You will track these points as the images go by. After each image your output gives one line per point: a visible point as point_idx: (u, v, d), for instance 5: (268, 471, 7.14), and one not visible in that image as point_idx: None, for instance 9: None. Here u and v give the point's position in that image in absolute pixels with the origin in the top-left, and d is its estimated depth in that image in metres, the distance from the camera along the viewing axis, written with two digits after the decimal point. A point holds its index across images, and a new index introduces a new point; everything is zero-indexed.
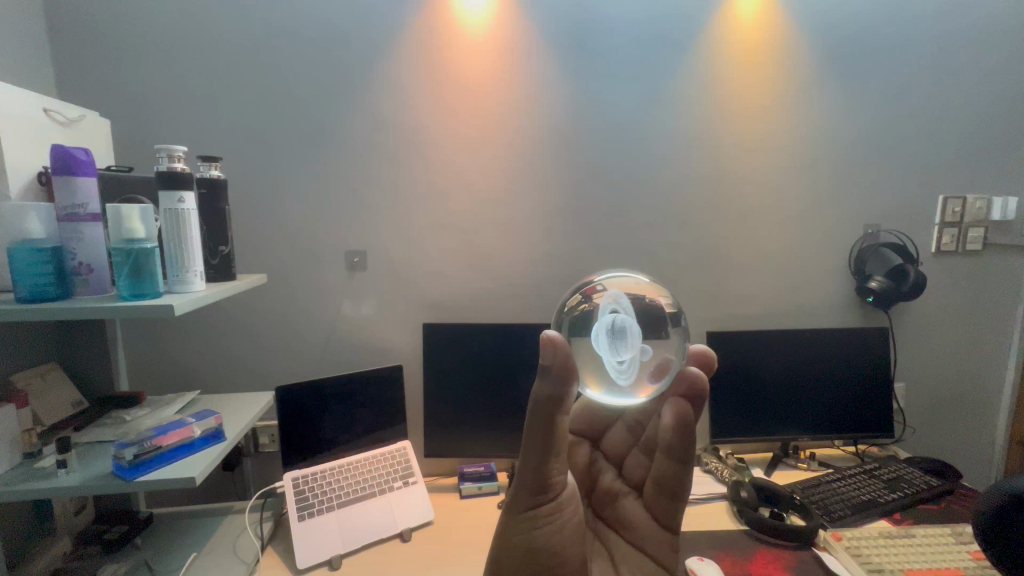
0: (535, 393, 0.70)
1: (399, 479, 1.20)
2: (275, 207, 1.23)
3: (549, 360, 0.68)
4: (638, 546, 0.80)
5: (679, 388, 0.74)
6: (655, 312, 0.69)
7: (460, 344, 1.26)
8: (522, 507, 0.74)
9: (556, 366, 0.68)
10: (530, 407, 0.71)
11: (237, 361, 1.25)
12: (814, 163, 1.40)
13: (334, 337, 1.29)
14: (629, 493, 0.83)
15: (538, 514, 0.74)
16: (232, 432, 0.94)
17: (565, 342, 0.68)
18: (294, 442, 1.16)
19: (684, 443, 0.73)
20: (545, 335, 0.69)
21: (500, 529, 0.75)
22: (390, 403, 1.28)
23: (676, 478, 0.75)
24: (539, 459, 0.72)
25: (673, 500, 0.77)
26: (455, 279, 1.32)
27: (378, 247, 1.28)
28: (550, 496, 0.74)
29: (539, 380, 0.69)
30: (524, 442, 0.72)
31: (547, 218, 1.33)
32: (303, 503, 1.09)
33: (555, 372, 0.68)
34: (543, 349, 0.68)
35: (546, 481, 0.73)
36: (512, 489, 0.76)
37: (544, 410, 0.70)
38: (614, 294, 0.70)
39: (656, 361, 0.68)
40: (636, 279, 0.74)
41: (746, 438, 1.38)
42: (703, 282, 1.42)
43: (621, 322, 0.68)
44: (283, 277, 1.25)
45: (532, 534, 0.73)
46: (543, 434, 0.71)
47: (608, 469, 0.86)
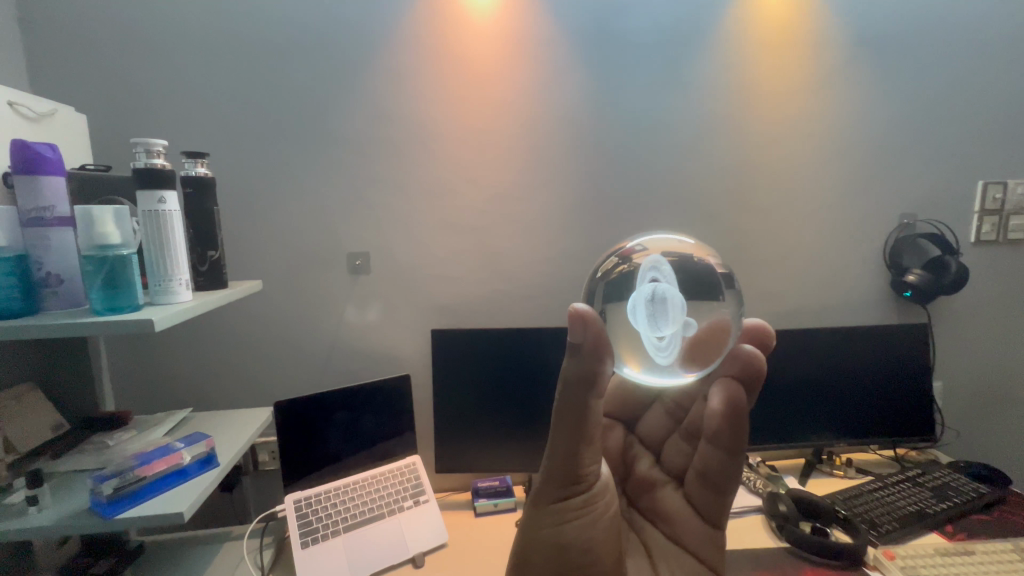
0: (564, 375, 0.63)
1: (409, 498, 1.11)
2: (270, 207, 1.14)
3: (580, 338, 0.60)
4: (677, 540, 0.75)
5: (730, 369, 0.69)
6: (701, 278, 0.60)
7: (472, 350, 1.17)
8: (549, 498, 0.67)
9: (588, 345, 0.60)
10: (559, 386, 0.64)
11: (232, 374, 1.16)
12: (847, 148, 1.31)
13: (337, 346, 1.20)
14: (668, 482, 0.78)
15: (568, 507, 0.67)
16: (226, 456, 0.85)
17: (597, 317, 0.59)
18: (296, 461, 1.07)
19: (732, 432, 0.68)
20: (573, 308, 0.60)
21: (526, 521, 0.69)
22: (398, 416, 1.19)
23: (722, 470, 0.70)
24: (569, 445, 0.65)
25: (717, 494, 0.71)
26: (467, 281, 1.23)
27: (382, 247, 1.19)
28: (584, 488, 0.67)
29: (567, 358, 0.62)
30: (553, 429, 0.65)
31: (562, 213, 1.24)
32: (306, 529, 1.00)
33: (585, 352, 0.60)
34: (571, 326, 0.60)
35: (578, 471, 0.66)
36: (539, 477, 0.69)
37: (574, 391, 0.62)
38: (655, 259, 0.61)
39: (702, 334, 0.58)
40: (681, 240, 0.65)
41: (776, 444, 1.30)
42: None
43: (662, 291, 0.59)
44: (281, 282, 1.16)
45: (561, 528, 0.66)
46: (574, 418, 0.63)
47: (644, 456, 0.81)
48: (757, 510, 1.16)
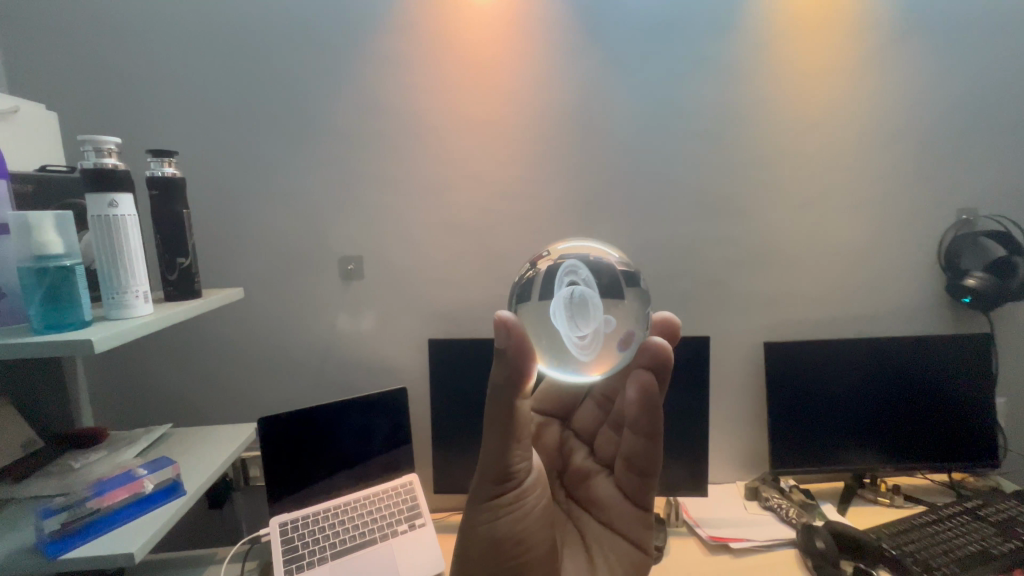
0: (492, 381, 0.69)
1: (404, 521, 1.03)
2: (257, 209, 1.07)
3: (503, 343, 0.65)
4: (608, 525, 0.81)
5: (643, 360, 0.73)
6: (613, 279, 0.68)
7: (473, 362, 1.09)
8: (485, 495, 0.76)
9: (511, 348, 0.64)
10: (488, 395, 0.71)
11: (220, 386, 1.10)
12: (896, 135, 1.17)
13: (330, 356, 1.13)
14: (600, 471, 0.84)
15: (500, 503, 0.76)
16: (197, 480, 0.79)
17: (519, 322, 0.66)
18: (284, 479, 1.01)
19: (647, 419, 0.73)
20: (498, 315, 0.67)
21: (466, 518, 0.78)
22: (393, 431, 1.11)
23: (644, 454, 0.76)
24: (499, 446, 0.73)
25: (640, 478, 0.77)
26: (468, 285, 1.14)
27: (377, 249, 1.11)
28: (514, 484, 0.76)
29: (494, 363, 0.67)
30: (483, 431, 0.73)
31: (572, 211, 1.13)
32: (291, 554, 0.93)
33: (508, 358, 0.66)
34: (496, 334, 0.66)
35: (508, 469, 0.75)
36: (475, 478, 0.78)
37: (500, 396, 0.69)
38: (572, 265, 0.69)
39: (618, 329, 0.66)
40: (593, 245, 0.73)
41: (811, 467, 1.17)
42: (759, 283, 1.19)
43: (580, 294, 0.67)
44: (269, 288, 1.09)
45: (496, 520, 0.75)
46: (501, 422, 0.71)
47: (578, 449, 0.88)
48: (790, 543, 1.04)
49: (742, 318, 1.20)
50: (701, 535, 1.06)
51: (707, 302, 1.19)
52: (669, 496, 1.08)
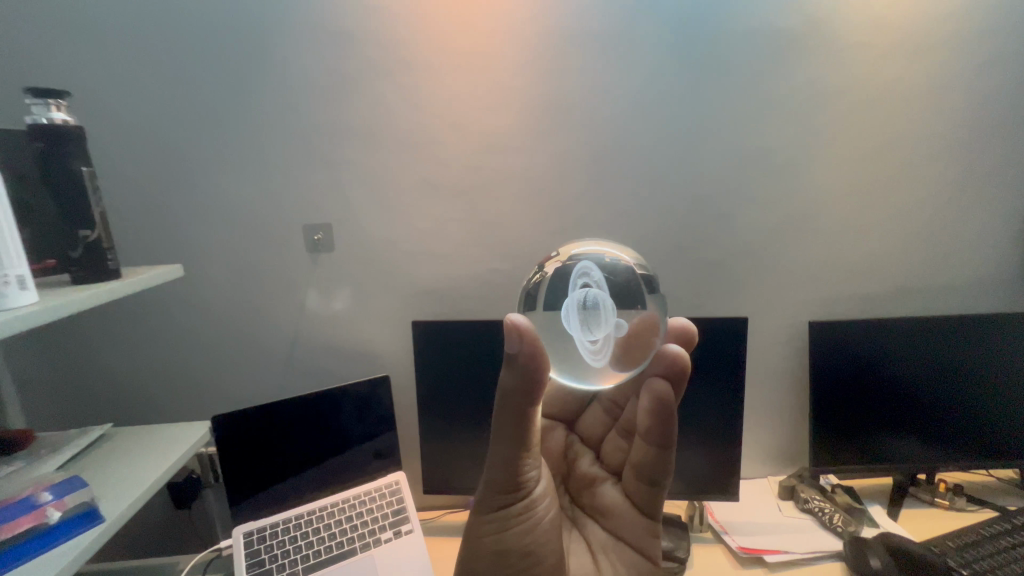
0: (501, 386, 0.56)
1: (389, 528, 0.90)
2: (204, 171, 0.90)
3: (514, 348, 0.53)
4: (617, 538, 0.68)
5: (657, 368, 0.62)
6: (631, 280, 0.56)
7: (463, 347, 0.93)
8: (488, 504, 0.62)
9: (524, 355, 0.53)
10: (498, 396, 0.57)
11: (179, 375, 0.97)
12: (979, 68, 0.95)
13: (299, 340, 0.98)
14: (607, 478, 0.71)
15: (508, 515, 0.62)
16: (128, 494, 0.66)
17: (534, 328, 0.53)
18: (246, 483, 0.89)
19: (662, 429, 0.62)
20: (506, 319, 0.53)
21: (467, 530, 0.64)
22: (376, 424, 0.98)
23: (658, 465, 0.64)
24: (509, 453, 0.59)
25: (655, 489, 0.65)
26: (459, 259, 0.97)
27: (348, 215, 0.94)
28: (524, 494, 0.62)
29: (504, 369, 0.55)
30: (493, 435, 0.59)
31: (581, 166, 0.94)
32: (256, 570, 0.81)
33: (520, 364, 0.53)
34: (506, 338, 0.53)
35: (520, 477, 0.61)
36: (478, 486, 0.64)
37: (512, 400, 0.56)
38: (585, 265, 0.58)
39: (635, 332, 0.56)
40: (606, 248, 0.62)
41: (859, 467, 1.01)
42: (803, 251, 1.00)
43: (593, 298, 0.56)
44: (227, 265, 0.94)
45: (501, 533, 0.62)
46: (512, 429, 0.58)
47: (585, 454, 0.74)
48: (835, 555, 0.89)
49: (781, 294, 1.02)
50: (730, 544, 0.92)
51: (743, 276, 1.00)
52: (693, 500, 0.93)
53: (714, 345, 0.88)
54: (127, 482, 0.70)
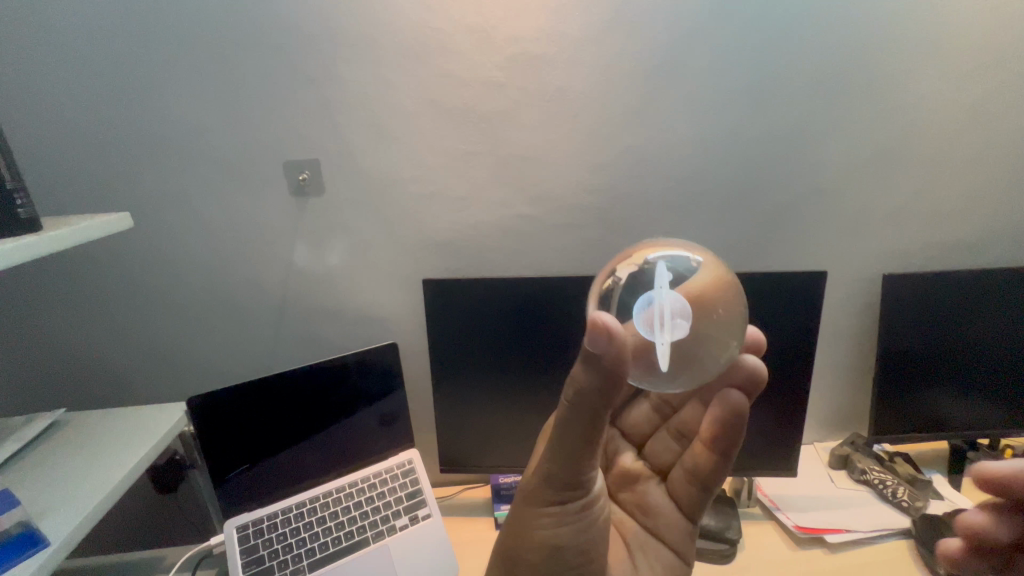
0: (575, 381, 0.44)
1: (404, 513, 0.79)
2: (157, 95, 0.72)
3: (601, 348, 0.41)
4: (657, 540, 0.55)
5: (732, 378, 0.51)
6: (711, 288, 0.46)
7: (484, 310, 0.78)
8: (541, 498, 0.50)
9: (612, 355, 0.41)
10: (570, 389, 0.45)
11: (149, 345, 0.83)
12: None
13: (289, 303, 0.83)
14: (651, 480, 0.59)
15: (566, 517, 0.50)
16: (76, 508, 0.53)
17: (620, 328, 0.42)
18: (232, 468, 0.77)
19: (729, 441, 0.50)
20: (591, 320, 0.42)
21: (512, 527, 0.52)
22: (384, 398, 0.85)
23: (716, 471, 0.52)
24: (577, 450, 0.47)
25: (710, 495, 0.53)
26: (477, 204, 0.80)
27: (339, 151, 0.76)
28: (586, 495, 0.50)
29: (581, 364, 0.43)
30: (558, 432, 0.46)
31: (627, 86, 0.76)
32: (254, 569, 0.70)
33: (603, 364, 0.42)
34: (590, 334, 0.42)
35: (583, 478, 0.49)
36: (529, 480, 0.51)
37: (592, 399, 0.43)
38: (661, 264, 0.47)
39: (709, 344, 0.45)
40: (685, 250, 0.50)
41: (924, 435, 0.91)
42: (883, 192, 0.85)
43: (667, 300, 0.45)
44: (194, 213, 0.77)
45: (556, 532, 0.49)
46: (585, 428, 0.45)
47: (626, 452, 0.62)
48: (901, 532, 0.81)
49: (850, 243, 0.87)
50: (784, 522, 0.83)
51: (811, 222, 0.85)
52: (745, 476, 0.83)
53: (782, 305, 0.75)
54: (90, 474, 0.58)
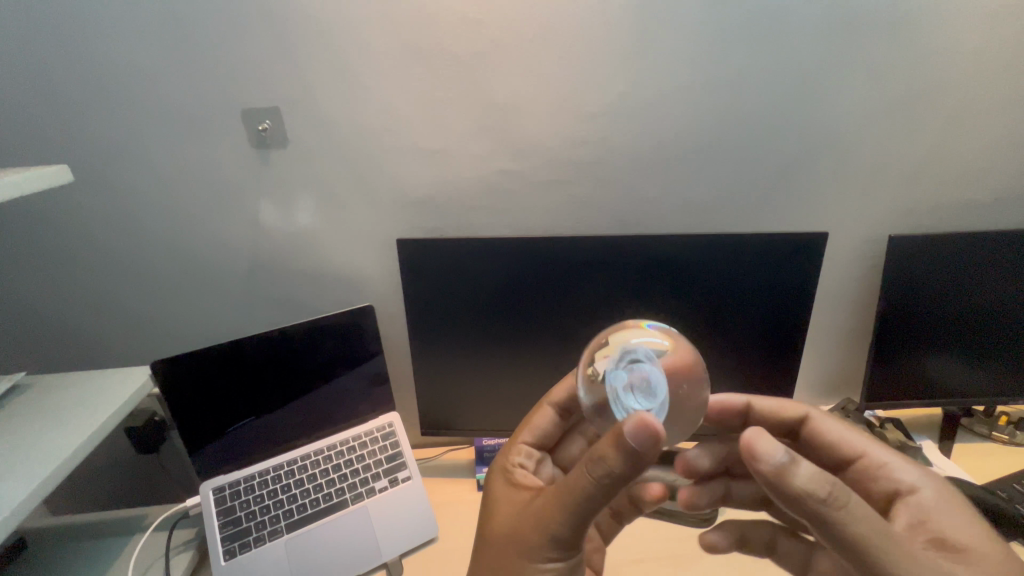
0: (604, 463, 0.40)
1: (384, 476, 0.79)
2: (98, 32, 0.65)
3: (643, 447, 0.39)
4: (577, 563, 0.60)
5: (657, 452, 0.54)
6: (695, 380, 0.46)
7: (462, 273, 0.74)
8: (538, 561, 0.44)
9: (649, 451, 0.39)
10: (594, 467, 0.40)
11: (117, 303, 0.80)
12: None
13: (259, 263, 0.79)
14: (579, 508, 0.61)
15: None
16: (33, 470, 0.52)
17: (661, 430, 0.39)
18: (206, 433, 0.75)
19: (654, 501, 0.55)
20: (632, 419, 0.39)
21: None
22: (362, 361, 0.82)
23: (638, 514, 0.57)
24: (587, 519, 0.43)
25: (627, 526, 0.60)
26: (456, 157, 0.75)
27: (302, 98, 0.69)
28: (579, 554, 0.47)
29: (615, 450, 0.39)
30: (573, 501, 0.42)
31: (621, 22, 0.68)
32: (232, 530, 0.70)
33: (639, 456, 0.39)
34: (635, 430, 0.39)
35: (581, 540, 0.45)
36: (523, 542, 0.45)
37: (618, 481, 0.40)
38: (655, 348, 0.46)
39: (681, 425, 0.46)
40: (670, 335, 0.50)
41: (917, 402, 0.89)
42: (897, 146, 0.78)
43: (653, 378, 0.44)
44: (151, 165, 0.72)
45: None
46: (600, 502, 0.42)
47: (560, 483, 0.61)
48: None
49: (857, 201, 0.81)
50: None
51: (817, 178, 0.79)
52: None
53: (778, 269, 0.70)
54: (50, 436, 0.57)
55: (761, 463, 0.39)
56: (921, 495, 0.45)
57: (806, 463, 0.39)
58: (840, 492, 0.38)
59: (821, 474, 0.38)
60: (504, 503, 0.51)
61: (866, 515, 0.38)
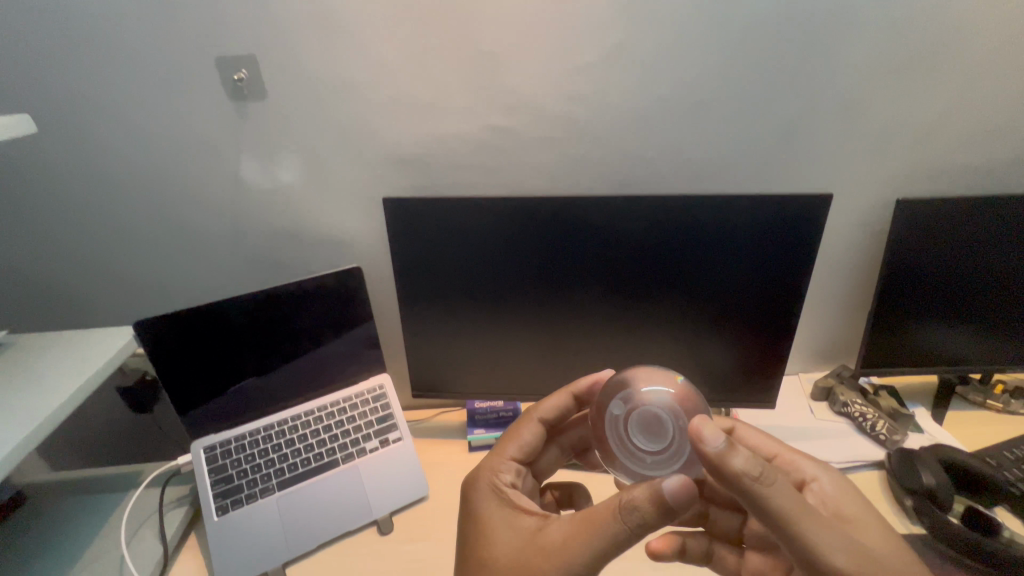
0: (644, 517, 0.42)
1: (374, 437, 0.79)
2: None
3: (679, 505, 0.42)
4: None
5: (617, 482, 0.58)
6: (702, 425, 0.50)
7: (450, 233, 0.71)
8: None
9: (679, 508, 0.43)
10: (632, 521, 0.43)
11: (101, 263, 0.79)
12: None
13: (242, 222, 0.77)
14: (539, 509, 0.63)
15: None
16: (12, 431, 0.52)
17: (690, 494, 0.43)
18: (194, 395, 0.75)
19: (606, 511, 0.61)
20: (669, 484, 0.42)
21: None
22: (350, 324, 0.81)
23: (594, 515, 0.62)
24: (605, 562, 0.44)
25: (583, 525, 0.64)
26: (442, 110, 0.71)
27: (276, 44, 0.65)
28: None
29: (657, 506, 0.42)
30: (601, 547, 0.43)
31: None
32: (223, 487, 0.71)
33: (672, 512, 0.43)
34: (680, 491, 0.42)
35: None
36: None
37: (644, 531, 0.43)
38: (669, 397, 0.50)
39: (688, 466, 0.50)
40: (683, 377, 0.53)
41: (913, 369, 0.88)
42: (911, 101, 0.73)
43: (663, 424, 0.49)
44: (123, 119, 0.69)
45: None
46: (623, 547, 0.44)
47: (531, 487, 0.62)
48: (874, 465, 0.80)
49: (864, 162, 0.78)
50: None
51: (824, 137, 0.75)
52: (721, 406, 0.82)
53: (777, 232, 0.67)
54: (30, 397, 0.56)
55: (703, 446, 0.43)
56: (822, 483, 0.51)
57: (741, 449, 0.43)
58: (765, 472, 0.43)
59: (752, 458, 0.43)
60: (503, 527, 0.49)
61: (787, 491, 0.43)
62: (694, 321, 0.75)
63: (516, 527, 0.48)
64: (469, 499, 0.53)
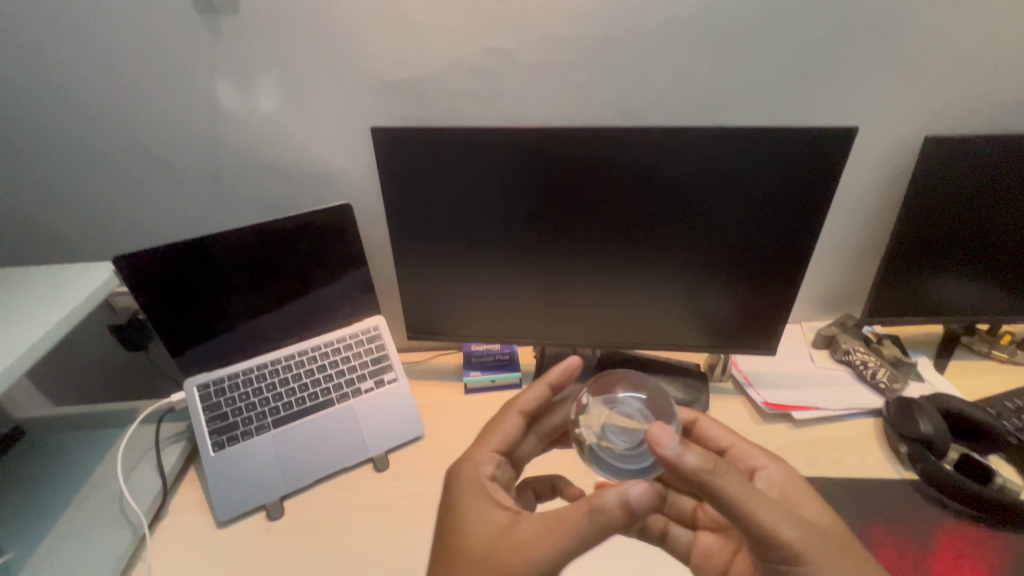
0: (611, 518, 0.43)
1: (369, 377, 0.79)
2: None
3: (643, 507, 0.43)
4: None
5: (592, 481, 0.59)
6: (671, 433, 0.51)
7: (442, 167, 0.67)
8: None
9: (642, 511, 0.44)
10: (599, 522, 0.43)
11: (79, 197, 0.76)
12: None
13: (222, 154, 0.72)
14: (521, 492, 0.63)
15: None
16: None
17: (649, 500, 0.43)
18: (182, 334, 0.73)
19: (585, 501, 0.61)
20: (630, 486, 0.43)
21: None
22: (342, 263, 0.78)
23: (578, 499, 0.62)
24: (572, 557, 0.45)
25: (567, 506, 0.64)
26: (434, 27, 0.64)
27: None
28: None
29: (623, 509, 0.43)
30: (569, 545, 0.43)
31: None
32: (219, 424, 0.71)
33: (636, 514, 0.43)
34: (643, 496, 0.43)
35: None
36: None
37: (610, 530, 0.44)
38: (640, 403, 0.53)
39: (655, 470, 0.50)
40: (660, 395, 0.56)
41: (920, 319, 0.86)
42: (952, 24, 0.66)
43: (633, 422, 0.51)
44: (84, 35, 0.63)
45: None
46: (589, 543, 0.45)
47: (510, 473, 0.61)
48: (871, 413, 0.80)
49: (893, 95, 0.71)
50: (754, 398, 0.82)
51: (852, 65, 0.69)
52: (720, 352, 0.80)
53: (793, 170, 0.63)
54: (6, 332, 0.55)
55: (659, 448, 0.43)
56: (769, 470, 0.55)
57: (694, 449, 0.44)
58: (716, 466, 0.43)
59: (706, 452, 0.44)
60: (476, 519, 0.48)
61: (739, 478, 0.44)
62: (698, 265, 0.72)
63: (489, 519, 0.48)
64: (448, 491, 0.51)
